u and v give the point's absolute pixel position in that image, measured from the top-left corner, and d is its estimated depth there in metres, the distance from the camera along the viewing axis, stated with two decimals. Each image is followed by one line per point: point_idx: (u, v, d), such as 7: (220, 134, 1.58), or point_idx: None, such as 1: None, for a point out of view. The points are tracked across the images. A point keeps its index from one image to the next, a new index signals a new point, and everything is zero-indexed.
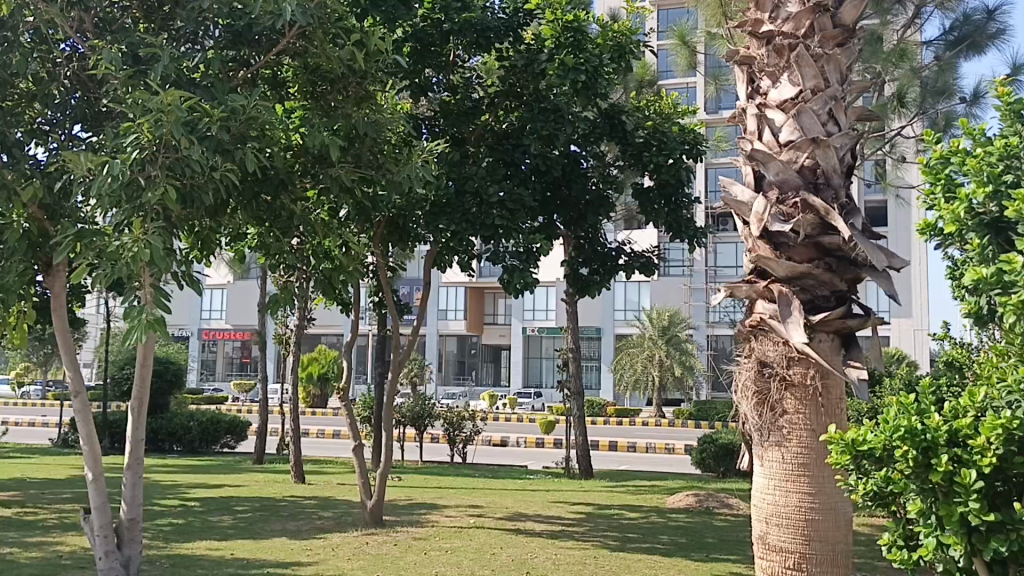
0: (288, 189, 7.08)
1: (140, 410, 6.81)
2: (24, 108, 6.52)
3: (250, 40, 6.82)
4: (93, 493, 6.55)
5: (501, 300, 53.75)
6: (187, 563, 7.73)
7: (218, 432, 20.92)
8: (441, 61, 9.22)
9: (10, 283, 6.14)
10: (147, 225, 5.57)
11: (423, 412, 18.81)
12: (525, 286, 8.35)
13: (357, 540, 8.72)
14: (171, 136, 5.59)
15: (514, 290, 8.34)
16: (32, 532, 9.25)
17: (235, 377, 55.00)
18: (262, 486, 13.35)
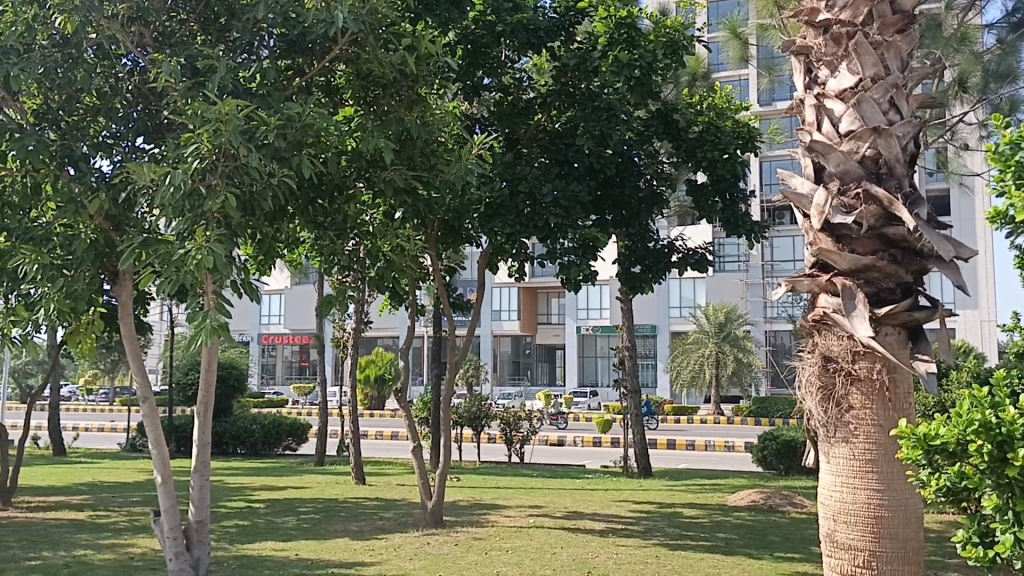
0: (344, 192, 7.19)
1: (205, 414, 6.96)
2: (89, 122, 6.66)
3: (304, 49, 6.93)
4: (161, 496, 6.70)
5: (554, 299, 53.72)
6: (254, 564, 7.87)
7: (280, 435, 21.30)
8: (492, 64, 9.15)
9: (80, 292, 6.36)
10: (210, 233, 5.69)
11: (480, 412, 18.88)
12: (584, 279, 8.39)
13: (418, 540, 8.80)
14: (229, 145, 5.72)
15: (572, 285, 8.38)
16: (105, 534, 9.53)
17: (294, 380, 55.91)
18: (323, 487, 13.56)
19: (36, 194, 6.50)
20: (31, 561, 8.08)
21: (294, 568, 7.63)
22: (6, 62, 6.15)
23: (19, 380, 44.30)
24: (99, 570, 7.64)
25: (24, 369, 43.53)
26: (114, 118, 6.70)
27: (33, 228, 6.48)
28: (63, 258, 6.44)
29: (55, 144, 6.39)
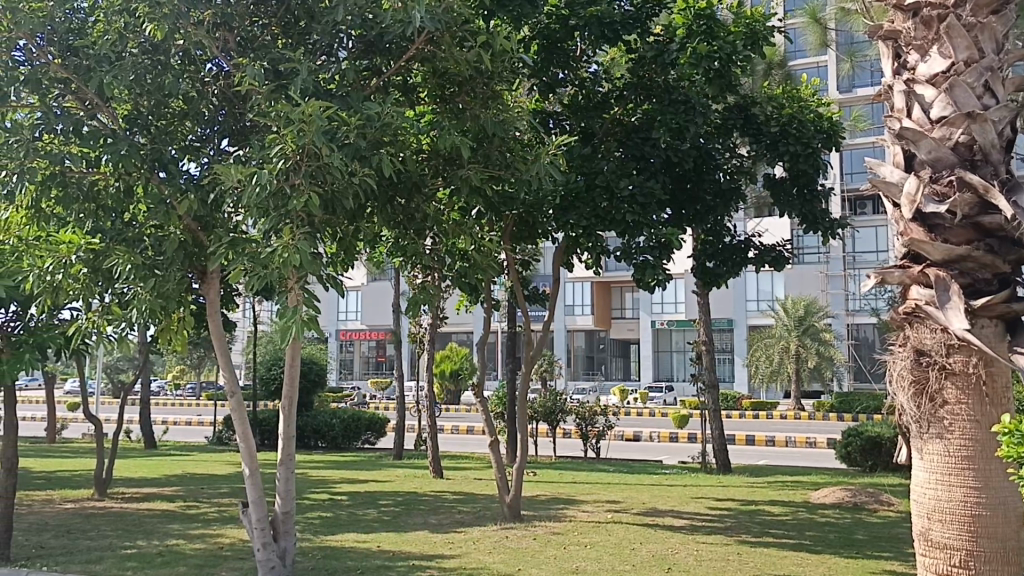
0: (422, 191, 7.23)
1: (290, 409, 7.13)
2: (177, 126, 6.86)
3: (382, 49, 7.04)
4: (249, 488, 6.89)
5: (628, 294, 53.30)
6: (338, 555, 8.05)
7: (359, 429, 21.68)
8: (568, 58, 9.19)
9: (171, 291, 6.63)
10: (296, 230, 5.83)
11: (555, 407, 18.91)
12: (657, 281, 8.20)
13: (497, 534, 8.86)
14: (312, 145, 5.81)
15: (647, 286, 8.23)
16: (195, 524, 9.87)
17: (371, 375, 56.90)
18: (402, 481, 13.76)
19: (128, 198, 6.76)
20: (128, 549, 8.42)
21: (377, 560, 7.78)
22: (100, 71, 6.38)
23: (112, 375, 46.21)
24: (191, 560, 7.91)
25: (117, 365, 45.36)
26: (200, 121, 6.92)
27: (126, 228, 6.83)
28: (155, 258, 6.70)
29: (146, 148, 6.58)
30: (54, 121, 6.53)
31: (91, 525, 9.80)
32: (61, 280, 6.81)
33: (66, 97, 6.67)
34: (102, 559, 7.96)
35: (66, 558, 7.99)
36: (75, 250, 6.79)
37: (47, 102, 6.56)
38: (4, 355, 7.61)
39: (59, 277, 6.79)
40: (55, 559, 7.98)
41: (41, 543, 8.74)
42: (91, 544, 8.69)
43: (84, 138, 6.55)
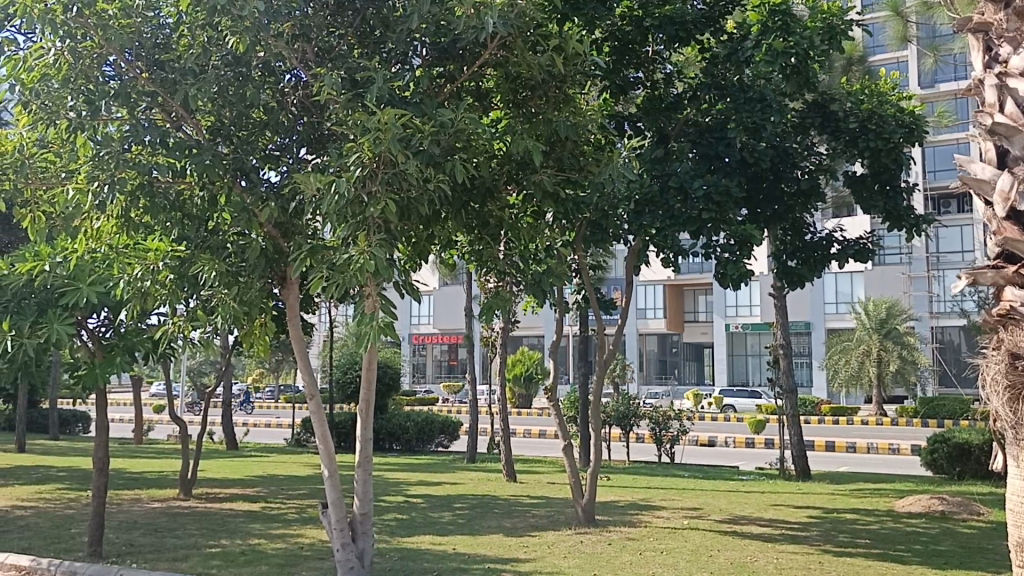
0: (495, 197, 7.22)
1: (367, 411, 7.24)
2: (257, 136, 7.02)
3: (455, 55, 7.08)
4: (328, 489, 7.01)
5: (701, 297, 52.57)
6: (414, 556, 8.15)
7: (433, 432, 21.90)
8: (639, 59, 9.11)
9: (252, 299, 6.81)
10: (373, 237, 5.94)
11: (628, 411, 18.78)
12: (743, 277, 8.21)
13: (571, 538, 8.85)
14: (389, 152, 5.89)
15: (731, 281, 8.26)
16: (276, 525, 10.11)
17: (444, 379, 57.44)
18: (477, 484, 13.86)
19: (213, 207, 6.97)
20: (212, 548, 8.67)
21: (452, 562, 7.85)
22: (186, 84, 6.60)
23: (196, 378, 47.67)
24: (273, 559, 8.11)
25: (199, 368, 46.79)
26: (279, 131, 7.06)
27: (209, 237, 7.05)
28: (238, 265, 6.91)
29: (228, 158, 6.77)
30: (144, 133, 6.69)
31: (177, 524, 10.13)
32: (148, 286, 7.10)
33: (153, 110, 6.82)
34: (188, 557, 8.21)
35: (154, 556, 8.28)
36: (161, 257, 7.11)
37: (137, 115, 6.74)
38: (96, 358, 8.01)
39: (147, 284, 7.08)
40: (144, 556, 8.26)
41: (131, 541, 9.07)
42: (178, 543, 8.98)
43: (173, 149, 6.70)
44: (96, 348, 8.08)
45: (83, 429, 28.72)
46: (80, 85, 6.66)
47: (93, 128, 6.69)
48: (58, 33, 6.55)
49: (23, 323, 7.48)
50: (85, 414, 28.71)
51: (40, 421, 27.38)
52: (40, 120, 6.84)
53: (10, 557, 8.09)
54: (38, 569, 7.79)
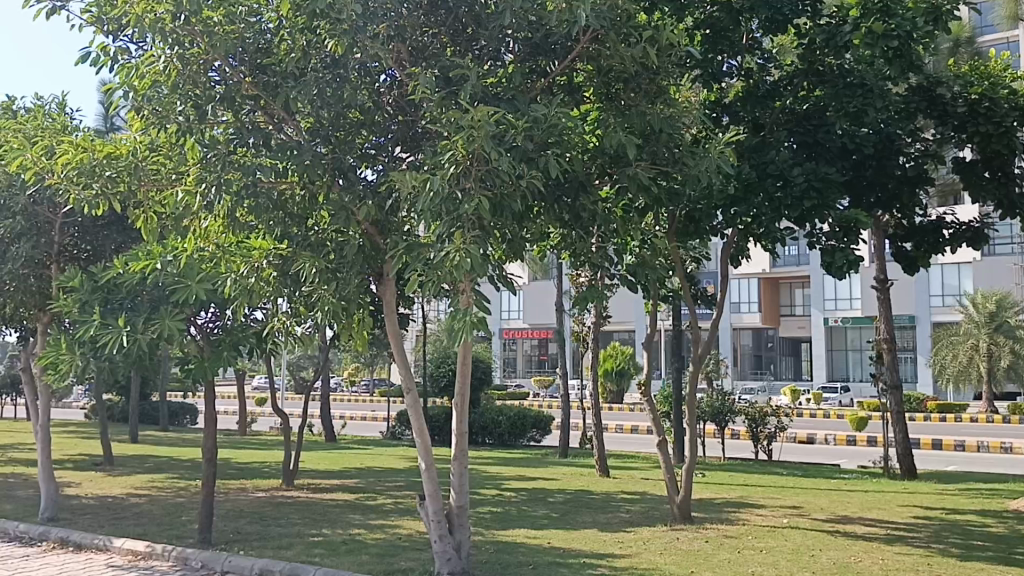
0: (587, 191, 7.12)
1: (463, 406, 7.33)
2: (354, 136, 7.18)
3: (547, 50, 7.13)
4: (425, 481, 7.13)
5: (799, 290, 51.41)
6: (509, 549, 8.21)
7: (525, 426, 22.03)
8: (735, 47, 8.88)
9: (350, 294, 7.12)
10: (466, 234, 6.01)
11: (723, 408, 18.48)
12: (851, 264, 7.93)
13: (667, 535, 8.75)
14: (482, 149, 5.97)
15: (837, 269, 7.98)
16: (374, 516, 10.33)
17: (535, 374, 57.68)
18: (569, 479, 13.84)
19: (312, 205, 7.16)
20: (314, 537, 8.93)
21: (548, 556, 7.88)
22: (286, 87, 6.84)
23: (295, 372, 49.13)
24: (373, 549, 8.30)
25: (297, 362, 48.24)
26: (375, 130, 7.21)
27: (310, 234, 7.27)
28: (337, 262, 7.12)
29: (328, 158, 6.97)
30: (247, 135, 7.03)
31: (281, 513, 10.48)
32: (254, 283, 7.36)
33: (256, 113, 7.12)
34: (292, 546, 8.47)
35: (260, 544, 8.57)
36: (265, 254, 7.35)
37: (241, 118, 7.06)
38: (205, 352, 8.37)
39: (253, 281, 7.35)
40: (251, 544, 8.57)
41: (238, 529, 9.42)
42: (282, 531, 9.27)
43: (274, 150, 7.00)
44: (204, 342, 8.40)
45: (190, 421, 29.97)
46: (188, 91, 6.97)
47: (201, 131, 7.05)
48: (168, 41, 6.84)
49: (138, 318, 7.96)
50: (192, 407, 29.92)
51: (151, 413, 28.68)
52: (152, 125, 7.19)
53: (128, 542, 8.51)
54: (153, 554, 8.18)
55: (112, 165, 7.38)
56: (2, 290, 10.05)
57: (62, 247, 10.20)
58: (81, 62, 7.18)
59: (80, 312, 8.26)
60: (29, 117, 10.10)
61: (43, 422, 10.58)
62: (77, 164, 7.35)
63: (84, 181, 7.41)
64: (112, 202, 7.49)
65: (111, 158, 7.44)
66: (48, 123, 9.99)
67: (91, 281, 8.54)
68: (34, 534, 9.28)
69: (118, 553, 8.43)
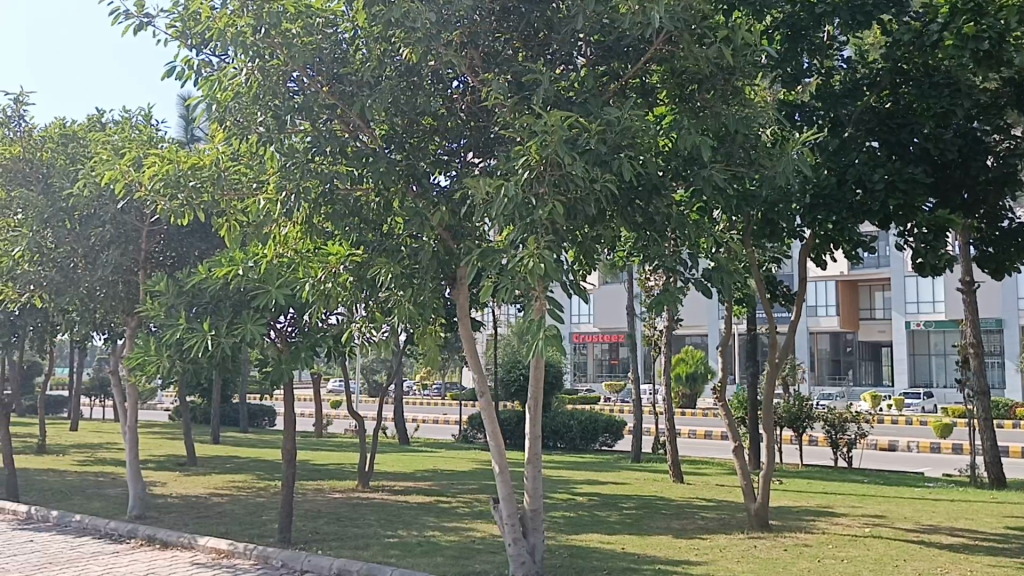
0: (662, 193, 7.12)
1: (536, 409, 7.34)
2: (427, 142, 7.30)
3: (619, 53, 7.10)
4: (500, 485, 7.16)
5: (878, 293, 49.96)
6: (584, 554, 8.19)
7: (596, 431, 21.92)
8: (815, 45, 8.65)
9: (426, 298, 7.15)
10: (540, 239, 6.02)
11: (801, 413, 18.09)
12: (944, 265, 8.00)
13: (745, 542, 8.60)
14: (556, 155, 5.94)
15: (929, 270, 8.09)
16: (448, 518, 10.41)
17: (606, 378, 57.55)
18: (643, 484, 13.71)
19: (387, 212, 7.38)
20: (391, 538, 9.06)
21: (623, 561, 7.82)
22: (362, 96, 6.91)
23: (367, 374, 49.87)
24: (448, 550, 8.39)
25: (371, 366, 49.16)
26: (448, 136, 7.34)
27: (385, 240, 7.36)
28: (412, 266, 7.19)
29: (402, 164, 7.10)
30: (325, 144, 7.06)
31: (358, 514, 10.66)
32: (331, 288, 7.47)
33: (332, 122, 7.17)
34: (369, 546, 8.61)
35: (338, 544, 8.73)
36: (341, 260, 7.40)
37: (318, 126, 7.13)
38: (284, 356, 8.58)
39: (330, 287, 7.45)
40: (329, 544, 8.74)
41: (316, 529, 9.62)
42: (359, 532, 9.42)
43: (351, 158, 7.12)
44: (283, 345, 8.66)
45: (269, 422, 30.68)
46: (269, 101, 7.10)
47: (280, 140, 7.14)
48: (249, 53, 6.98)
49: (221, 322, 8.23)
50: (271, 409, 30.71)
51: (232, 415, 29.56)
52: (234, 135, 7.45)
53: (212, 540, 8.75)
54: (236, 552, 8.39)
55: (196, 176, 7.64)
56: (93, 296, 10.45)
57: (149, 254, 10.58)
58: (167, 75, 7.43)
59: (167, 316, 8.57)
60: (117, 129, 10.53)
61: (131, 423, 10.96)
62: (164, 175, 7.62)
63: (170, 192, 7.63)
64: (196, 211, 7.73)
65: (195, 168, 7.69)
66: (134, 134, 10.39)
67: (176, 286, 8.84)
68: (123, 531, 9.61)
69: (203, 550, 8.69)
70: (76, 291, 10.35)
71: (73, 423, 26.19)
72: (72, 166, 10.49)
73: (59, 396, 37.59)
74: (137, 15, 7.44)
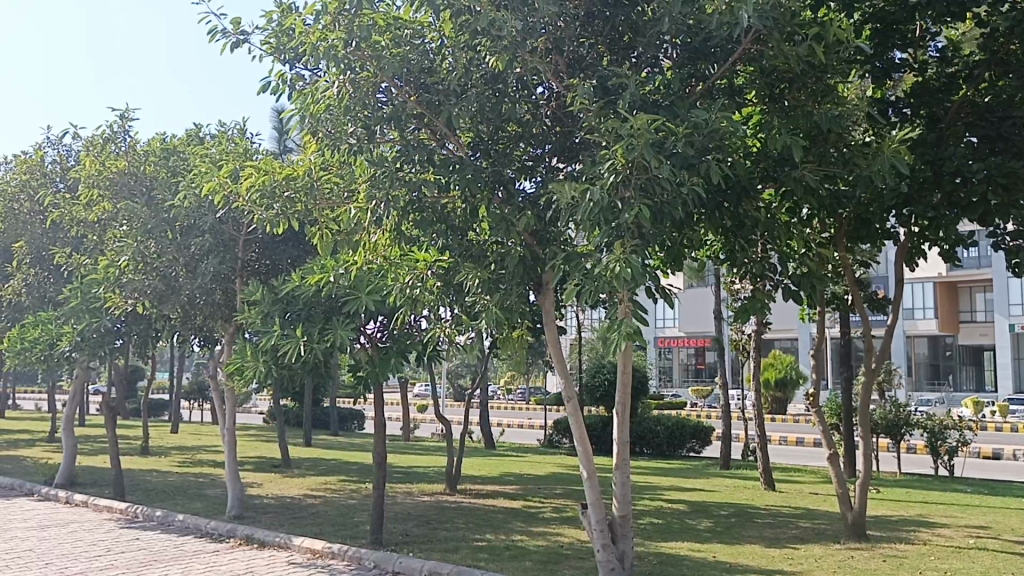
0: (750, 195, 6.96)
1: (624, 414, 7.30)
2: (513, 148, 7.34)
3: (707, 54, 6.98)
4: (588, 490, 7.14)
5: (980, 295, 47.70)
6: (673, 561, 8.11)
7: (684, 437, 21.65)
8: (907, 39, 8.31)
9: (512, 304, 7.18)
10: (626, 243, 6.01)
11: (899, 420, 17.48)
12: None
13: (841, 553, 8.36)
14: (643, 158, 5.91)
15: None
16: (536, 523, 10.43)
17: (692, 383, 57.00)
18: (733, 491, 13.48)
19: (473, 218, 7.43)
20: (480, 541, 9.14)
21: (715, 570, 7.69)
22: (449, 104, 7.05)
23: (454, 379, 50.48)
24: (536, 555, 8.41)
25: (457, 371, 49.73)
26: (533, 142, 7.35)
27: (471, 245, 7.46)
28: (498, 272, 7.26)
29: (488, 170, 7.17)
30: (413, 153, 7.20)
31: (447, 517, 10.79)
32: (418, 292, 7.71)
33: (420, 130, 7.30)
34: (458, 549, 8.70)
35: (429, 546, 8.86)
36: (429, 265, 7.66)
37: (406, 135, 7.27)
38: (374, 361, 8.78)
39: (418, 291, 7.70)
40: (419, 546, 8.88)
41: (407, 531, 9.78)
42: (448, 535, 9.53)
43: (438, 166, 7.24)
44: (373, 350, 8.86)
45: (358, 426, 31.34)
46: (358, 112, 7.25)
47: (369, 151, 7.34)
48: (340, 66, 7.11)
49: (314, 329, 8.50)
50: (360, 412, 31.35)
51: (323, 418, 30.32)
52: (326, 145, 7.62)
53: (307, 541, 8.98)
54: (330, 553, 8.61)
55: (290, 186, 7.88)
56: (193, 303, 10.87)
57: (246, 262, 11.00)
58: (263, 90, 7.68)
59: (264, 322, 8.89)
60: (215, 142, 10.94)
61: (228, 425, 11.35)
62: (260, 186, 7.91)
63: (266, 202, 7.99)
64: (290, 220, 7.99)
65: (290, 178, 7.94)
66: (231, 147, 10.77)
67: (272, 293, 9.16)
68: (223, 530, 9.96)
69: (298, 550, 8.93)
70: (178, 298, 10.77)
71: (174, 425, 27.28)
72: (174, 179, 10.97)
73: (162, 400, 39.23)
74: (234, 33, 7.73)
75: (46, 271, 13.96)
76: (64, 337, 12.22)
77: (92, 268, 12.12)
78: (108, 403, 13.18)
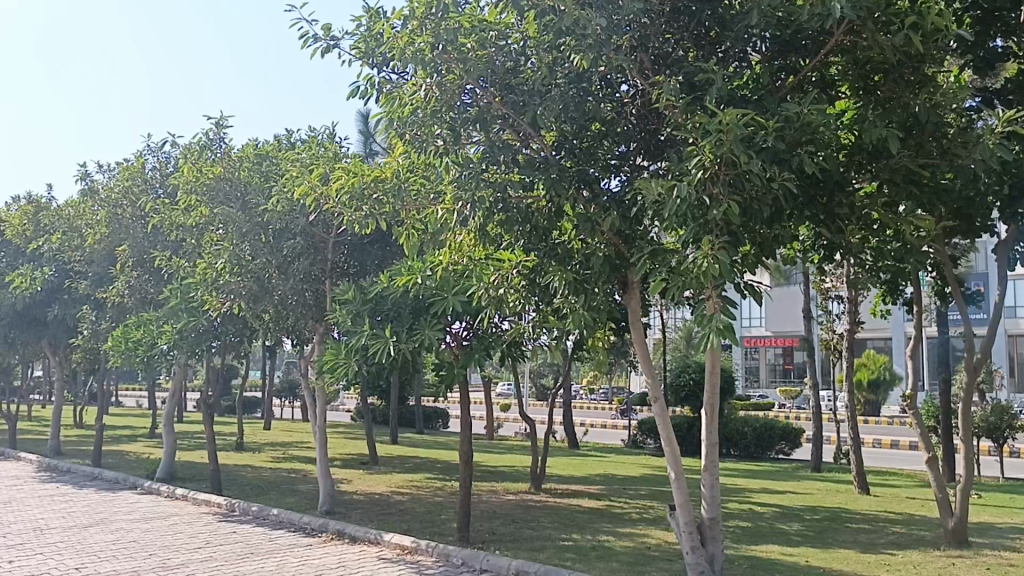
0: (843, 189, 6.80)
1: (712, 415, 7.20)
2: (597, 147, 7.30)
3: (798, 47, 6.87)
4: (676, 492, 7.05)
5: None
6: (765, 566, 7.93)
7: (773, 438, 21.19)
8: (1011, 26, 7.82)
9: (598, 303, 7.14)
10: (713, 240, 5.89)
11: (1002, 423, 16.70)
12: None
13: (943, 560, 8.04)
14: (731, 153, 5.77)
15: None
16: (623, 523, 10.35)
17: (780, 384, 55.77)
18: (825, 495, 13.12)
19: (557, 218, 7.38)
20: (566, 541, 9.13)
21: None
22: (533, 105, 7.07)
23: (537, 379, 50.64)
24: (623, 556, 8.35)
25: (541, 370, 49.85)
26: (618, 140, 7.31)
27: (554, 247, 7.47)
28: (583, 272, 7.23)
29: (573, 170, 7.14)
30: (497, 154, 7.24)
31: (532, 516, 10.80)
32: (504, 293, 7.78)
33: (504, 131, 7.31)
34: (545, 548, 8.71)
35: (515, 545, 8.90)
36: (513, 265, 7.71)
37: (491, 137, 7.28)
38: (458, 360, 8.90)
39: (503, 291, 7.77)
40: (506, 544, 8.92)
41: (493, 529, 9.84)
42: (534, 534, 9.56)
43: (522, 166, 7.25)
44: (458, 349, 8.96)
45: (443, 425, 31.74)
46: (444, 114, 7.32)
47: (456, 152, 7.41)
48: (428, 69, 7.22)
49: (402, 329, 8.67)
50: (446, 412, 31.76)
51: (409, 417, 30.80)
52: (413, 147, 7.75)
53: (395, 538, 9.13)
54: (418, 549, 8.72)
55: (379, 189, 8.05)
56: (285, 303, 11.18)
57: (335, 263, 11.28)
58: (353, 94, 7.83)
59: (353, 321, 9.08)
60: (306, 147, 11.22)
61: (319, 423, 11.63)
62: (350, 188, 8.17)
63: (356, 204, 8.20)
64: (378, 222, 8.20)
65: (378, 181, 8.13)
66: (320, 152, 11.04)
67: (360, 294, 9.37)
68: (315, 525, 10.21)
69: (388, 546, 9.08)
70: (271, 299, 11.04)
71: (268, 423, 28.12)
72: (266, 184, 11.33)
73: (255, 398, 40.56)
74: (324, 38, 7.91)
75: (146, 273, 14.55)
76: (165, 337, 12.77)
77: (190, 271, 12.62)
78: (205, 401, 13.67)
